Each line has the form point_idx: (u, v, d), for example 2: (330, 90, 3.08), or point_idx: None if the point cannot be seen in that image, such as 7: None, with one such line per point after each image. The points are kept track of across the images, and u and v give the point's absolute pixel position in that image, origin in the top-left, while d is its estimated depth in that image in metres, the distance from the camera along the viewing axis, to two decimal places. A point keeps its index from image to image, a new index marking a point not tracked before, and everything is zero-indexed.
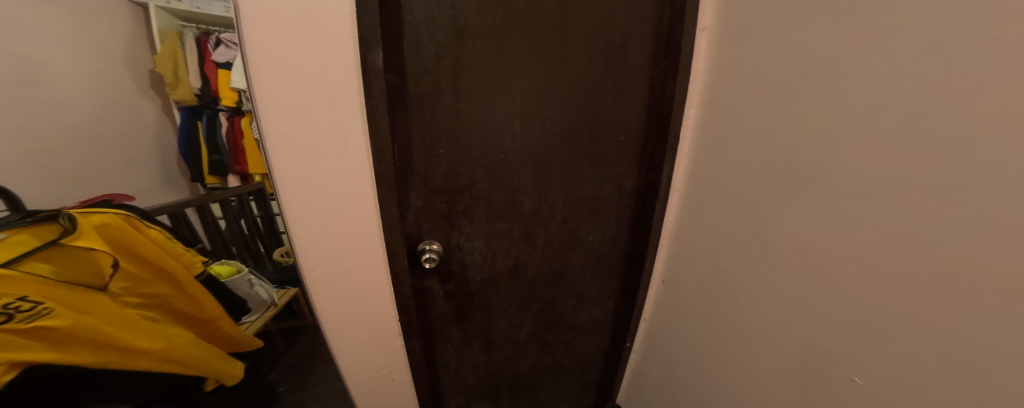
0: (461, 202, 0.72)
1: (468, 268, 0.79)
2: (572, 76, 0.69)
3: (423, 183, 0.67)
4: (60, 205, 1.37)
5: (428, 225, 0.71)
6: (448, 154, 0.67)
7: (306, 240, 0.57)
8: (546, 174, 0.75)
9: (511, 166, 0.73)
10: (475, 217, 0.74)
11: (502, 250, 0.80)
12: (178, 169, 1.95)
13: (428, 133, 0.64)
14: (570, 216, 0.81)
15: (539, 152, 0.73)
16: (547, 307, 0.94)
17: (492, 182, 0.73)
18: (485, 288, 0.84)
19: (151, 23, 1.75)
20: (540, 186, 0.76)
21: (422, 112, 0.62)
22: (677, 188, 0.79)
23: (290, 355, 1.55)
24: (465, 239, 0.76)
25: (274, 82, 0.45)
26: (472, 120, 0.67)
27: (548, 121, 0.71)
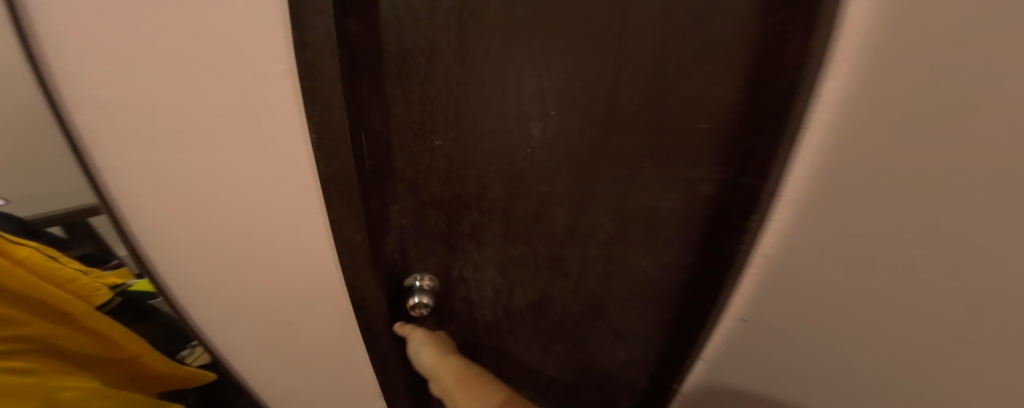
0: (466, 216, 0.53)
1: (471, 302, 0.61)
2: (633, 22, 0.41)
3: (410, 191, 0.49)
4: None
5: (417, 252, 0.54)
6: (444, 151, 0.47)
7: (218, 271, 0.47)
8: (586, 180, 0.52)
9: (538, 167, 0.50)
10: (483, 238, 0.55)
11: (519, 281, 0.59)
12: None
13: (411, 119, 0.43)
14: (612, 241, 0.58)
15: (578, 148, 0.50)
16: (576, 349, 0.73)
17: (510, 191, 0.51)
18: (498, 329, 0.64)
19: None
20: (576, 196, 0.53)
21: (406, 87, 0.42)
22: (788, 195, 0.37)
23: None
24: (469, 265, 0.57)
25: (154, 80, 0.33)
26: (479, 100, 0.45)
27: (595, 100, 0.46)
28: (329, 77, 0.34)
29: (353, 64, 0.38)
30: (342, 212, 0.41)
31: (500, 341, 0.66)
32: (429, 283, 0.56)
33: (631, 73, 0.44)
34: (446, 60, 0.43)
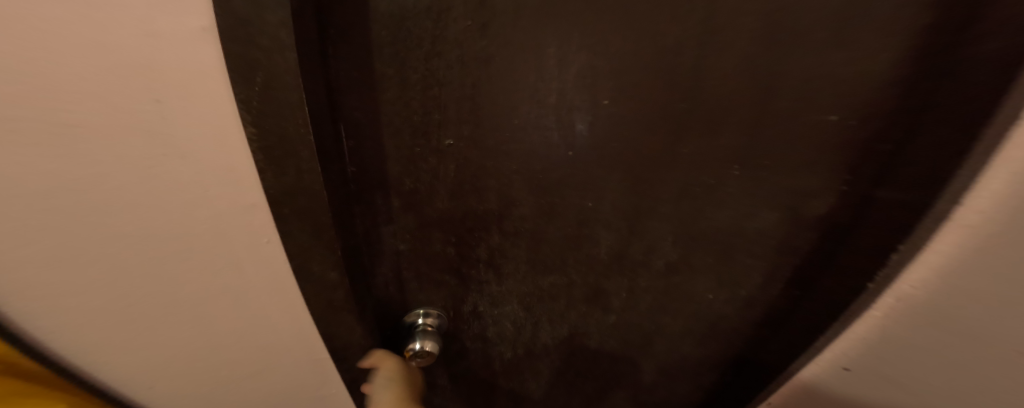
0: (482, 238, 0.40)
1: (484, 340, 0.49)
2: None
3: (408, 206, 0.38)
4: None
5: (420, 282, 0.43)
6: (457, 154, 0.35)
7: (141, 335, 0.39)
8: (647, 192, 0.39)
9: (582, 176, 0.37)
10: (503, 265, 0.43)
11: (548, 317, 0.47)
12: None
13: (410, 109, 0.32)
14: (671, 271, 0.45)
15: (640, 150, 0.36)
16: (607, 393, 0.60)
17: (541, 206, 0.39)
18: (518, 368, 0.53)
19: None
20: (632, 214, 0.40)
21: (404, 66, 0.30)
22: (951, 220, 0.26)
23: None
24: (484, 298, 0.45)
25: (14, 123, 0.23)
26: (505, 85, 0.32)
27: (671, 84, 0.32)
28: (275, 40, 0.21)
29: (305, 23, 0.24)
30: (309, 235, 0.30)
31: (522, 381, 0.55)
32: (434, 318, 0.45)
33: (742, 44, 0.29)
34: (453, 25, 0.29)
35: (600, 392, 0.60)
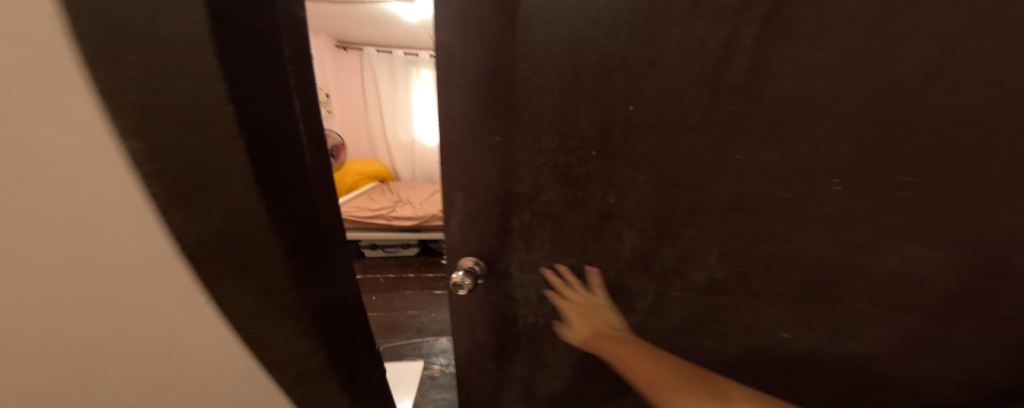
0: (516, 216, 0.49)
1: (510, 304, 0.56)
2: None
3: (466, 182, 0.49)
4: None
5: (472, 237, 0.52)
6: (504, 148, 0.45)
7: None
8: (680, 199, 0.40)
9: (618, 177, 0.42)
10: (534, 239, 0.50)
11: (575, 300, 0.51)
12: None
13: (480, 114, 0.44)
14: (710, 292, 0.43)
15: (678, 156, 0.39)
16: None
17: (569, 197, 0.45)
18: (538, 340, 0.57)
19: None
20: (671, 218, 0.42)
21: (479, 85, 0.42)
22: None
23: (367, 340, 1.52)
24: (516, 261, 0.52)
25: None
26: (550, 97, 0.41)
27: (718, 96, 0.35)
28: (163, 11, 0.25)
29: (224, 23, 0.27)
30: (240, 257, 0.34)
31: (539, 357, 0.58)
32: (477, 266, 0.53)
33: (796, 53, 0.32)
34: (512, 56, 0.40)
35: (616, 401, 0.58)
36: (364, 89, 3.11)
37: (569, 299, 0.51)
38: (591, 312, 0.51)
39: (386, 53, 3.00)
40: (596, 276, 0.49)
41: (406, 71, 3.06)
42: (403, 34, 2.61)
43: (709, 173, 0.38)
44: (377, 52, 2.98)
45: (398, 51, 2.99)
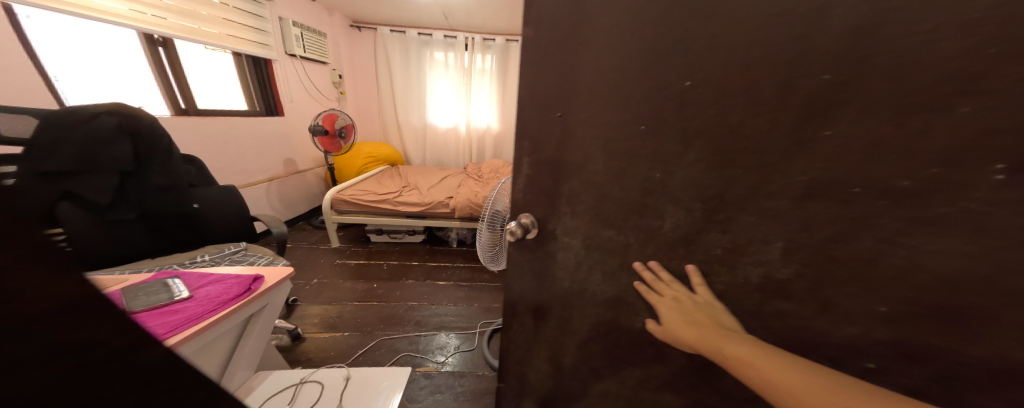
0: (566, 185, 0.47)
1: (548, 269, 0.54)
2: None
3: (525, 150, 0.50)
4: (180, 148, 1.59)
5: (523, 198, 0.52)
6: (564, 124, 0.44)
7: (195, 280, 0.60)
8: (740, 183, 0.34)
9: (668, 155, 0.38)
10: (579, 212, 0.47)
11: (609, 276, 0.48)
12: (248, 111, 2.01)
13: (544, 86, 0.45)
14: (766, 295, 0.37)
15: (743, 132, 0.33)
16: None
17: (614, 170, 0.42)
18: (568, 315, 0.55)
19: (258, 23, 1.94)
20: (728, 205, 0.36)
21: (546, 56, 0.43)
22: None
23: (374, 316, 1.46)
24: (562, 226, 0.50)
25: None
26: (613, 66, 0.39)
27: (802, 63, 0.29)
28: None
29: None
30: None
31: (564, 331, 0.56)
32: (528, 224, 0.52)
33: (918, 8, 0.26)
34: (581, 24, 0.40)
35: (640, 402, 0.51)
36: (376, 71, 2.88)
37: (660, 298, 0.43)
38: (693, 312, 0.40)
39: (400, 32, 2.73)
40: (697, 275, 0.41)
41: (421, 54, 2.79)
42: (415, 10, 2.37)
43: (779, 150, 0.32)
44: (389, 31, 2.72)
45: (410, 31, 2.70)
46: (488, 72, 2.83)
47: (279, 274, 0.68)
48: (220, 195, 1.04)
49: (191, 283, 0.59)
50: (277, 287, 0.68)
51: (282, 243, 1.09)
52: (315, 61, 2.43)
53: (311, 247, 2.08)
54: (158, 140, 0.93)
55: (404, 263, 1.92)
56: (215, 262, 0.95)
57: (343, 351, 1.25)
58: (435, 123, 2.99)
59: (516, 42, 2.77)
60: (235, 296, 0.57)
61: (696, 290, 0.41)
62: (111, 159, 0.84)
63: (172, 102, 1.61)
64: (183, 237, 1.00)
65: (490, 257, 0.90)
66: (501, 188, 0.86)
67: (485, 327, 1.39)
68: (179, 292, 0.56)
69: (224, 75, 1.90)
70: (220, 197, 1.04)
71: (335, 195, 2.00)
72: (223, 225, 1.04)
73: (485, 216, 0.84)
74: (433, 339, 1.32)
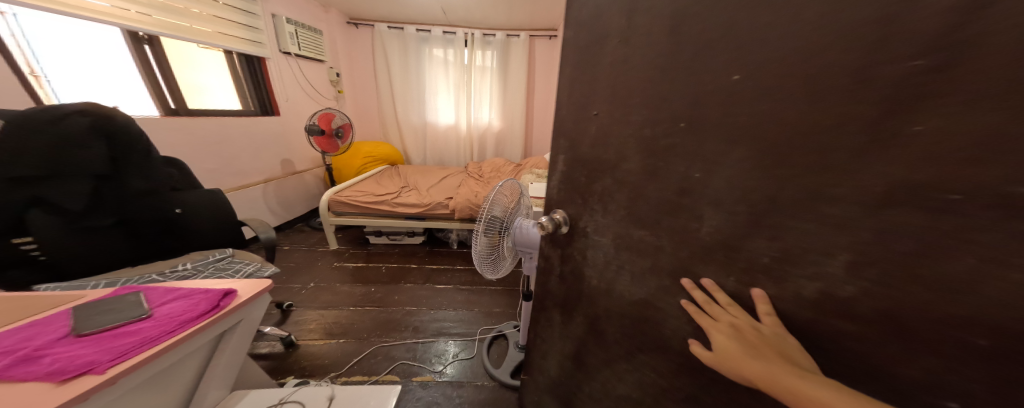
0: (599, 182, 0.49)
1: (581, 263, 0.57)
2: None
3: (563, 148, 0.55)
4: (169, 149, 1.55)
5: (563, 194, 0.56)
6: (598, 121, 0.46)
7: (162, 296, 0.55)
8: (794, 185, 0.29)
9: (708, 154, 0.35)
10: (612, 211, 0.48)
11: (639, 277, 0.47)
12: (243, 112, 1.98)
13: (585, 91, 0.48)
14: (820, 311, 0.31)
15: (800, 128, 0.28)
16: None
17: (648, 169, 0.41)
18: (596, 308, 0.56)
19: (249, 20, 1.88)
20: (778, 208, 0.31)
21: (588, 60, 0.46)
22: None
23: (373, 320, 1.41)
24: (593, 223, 0.52)
25: None
26: (649, 63, 0.38)
27: (883, 45, 0.24)
28: None
29: None
30: None
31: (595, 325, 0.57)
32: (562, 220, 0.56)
33: None
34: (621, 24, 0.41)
35: None
36: (374, 69, 2.82)
37: (713, 323, 0.37)
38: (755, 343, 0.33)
39: (398, 29, 2.67)
40: (767, 302, 0.34)
41: (420, 51, 2.72)
42: (412, 5, 2.30)
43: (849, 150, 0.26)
44: (387, 28, 2.66)
45: (408, 27, 2.63)
46: (489, 69, 2.76)
47: (256, 286, 0.62)
48: (202, 199, 0.99)
49: (156, 300, 0.54)
50: (254, 301, 0.62)
51: (272, 248, 1.03)
52: (312, 59, 2.38)
53: (309, 250, 2.02)
54: (135, 140, 0.88)
55: (402, 266, 1.86)
56: (197, 270, 0.90)
57: (338, 358, 1.20)
58: (435, 121, 2.93)
59: (515, 38, 2.70)
60: (202, 313, 0.52)
61: (761, 320, 0.34)
62: (85, 161, 0.81)
63: (161, 102, 1.57)
64: (164, 244, 0.97)
65: (488, 263, 0.83)
66: (500, 188, 0.80)
67: (486, 334, 1.33)
68: (142, 310, 0.51)
69: (212, 72, 1.83)
70: (203, 201, 0.99)
71: (332, 196, 1.93)
72: (206, 230, 1.00)
73: (482, 217, 0.78)
74: (434, 347, 1.27)
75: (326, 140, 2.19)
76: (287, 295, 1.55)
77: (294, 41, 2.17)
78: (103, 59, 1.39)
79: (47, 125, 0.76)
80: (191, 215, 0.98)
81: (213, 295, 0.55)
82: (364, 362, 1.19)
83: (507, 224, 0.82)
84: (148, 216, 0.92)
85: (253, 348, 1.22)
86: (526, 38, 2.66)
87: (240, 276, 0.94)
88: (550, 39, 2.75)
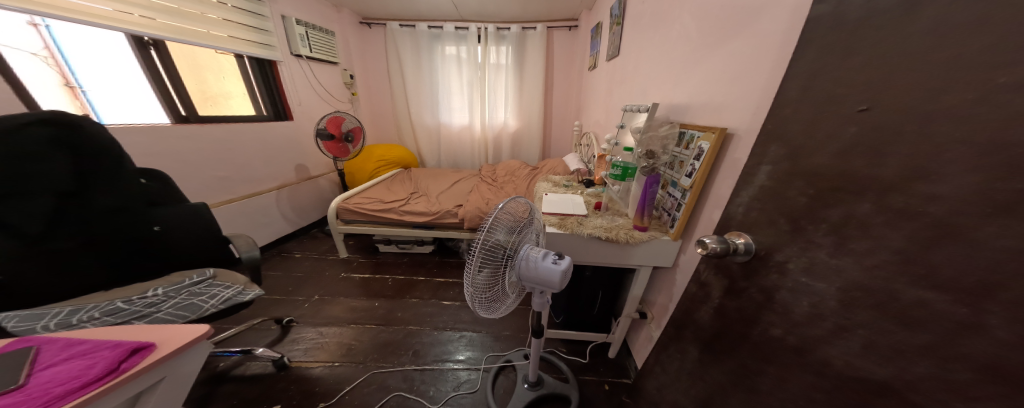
0: (800, 216, 0.38)
1: (743, 312, 0.46)
2: None
3: (752, 176, 0.47)
4: (179, 157, 1.52)
5: (760, 215, 0.44)
6: (809, 143, 0.38)
7: (55, 355, 0.49)
8: None
9: None
10: (864, 253, 0.31)
11: (885, 354, 0.29)
12: (255, 117, 1.94)
13: (803, 113, 0.40)
14: None
15: None
16: None
17: (985, 201, 0.25)
18: (744, 372, 0.44)
19: (261, 24, 1.85)
20: None
21: (815, 78, 0.39)
22: None
23: (372, 339, 1.28)
24: (804, 259, 0.37)
25: None
26: (927, 74, 0.28)
27: None
28: None
29: None
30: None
31: (755, 392, 0.41)
32: (743, 248, 0.45)
33: None
34: (872, 31, 0.33)
35: None
36: (388, 69, 2.74)
37: None
38: None
39: (409, 27, 2.56)
40: None
41: (432, 49, 2.60)
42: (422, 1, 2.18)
43: None
44: (399, 26, 2.55)
45: (419, 25, 2.52)
46: (504, 66, 2.59)
47: (187, 336, 0.55)
48: (183, 213, 0.93)
49: (46, 361, 0.48)
50: (185, 353, 0.56)
51: (256, 268, 0.92)
52: (324, 61, 2.32)
53: (318, 259, 1.95)
54: (106, 150, 0.84)
55: (408, 278, 1.72)
56: (168, 297, 0.83)
57: (330, 385, 1.09)
58: (449, 121, 2.81)
59: (531, 30, 2.52)
60: (90, 381, 0.44)
61: None
62: (45, 175, 0.76)
63: (171, 109, 1.55)
64: (139, 264, 0.90)
65: (483, 303, 0.65)
66: (501, 207, 0.62)
67: (493, 363, 1.16)
68: (16, 378, 0.45)
69: (225, 77, 1.83)
70: (185, 216, 0.93)
71: (340, 203, 1.83)
72: (186, 248, 0.94)
73: (476, 246, 0.59)
74: (446, 374, 1.12)
75: (336, 145, 2.11)
76: (288, 310, 1.46)
77: (307, 44, 2.13)
78: (127, 68, 1.44)
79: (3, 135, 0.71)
80: (173, 232, 0.92)
81: (118, 353, 0.48)
82: (356, 393, 1.06)
83: (509, 252, 0.65)
84: (126, 233, 0.87)
85: (243, 371, 1.13)
86: (543, 30, 2.47)
87: (217, 302, 0.85)
88: (570, 30, 2.54)
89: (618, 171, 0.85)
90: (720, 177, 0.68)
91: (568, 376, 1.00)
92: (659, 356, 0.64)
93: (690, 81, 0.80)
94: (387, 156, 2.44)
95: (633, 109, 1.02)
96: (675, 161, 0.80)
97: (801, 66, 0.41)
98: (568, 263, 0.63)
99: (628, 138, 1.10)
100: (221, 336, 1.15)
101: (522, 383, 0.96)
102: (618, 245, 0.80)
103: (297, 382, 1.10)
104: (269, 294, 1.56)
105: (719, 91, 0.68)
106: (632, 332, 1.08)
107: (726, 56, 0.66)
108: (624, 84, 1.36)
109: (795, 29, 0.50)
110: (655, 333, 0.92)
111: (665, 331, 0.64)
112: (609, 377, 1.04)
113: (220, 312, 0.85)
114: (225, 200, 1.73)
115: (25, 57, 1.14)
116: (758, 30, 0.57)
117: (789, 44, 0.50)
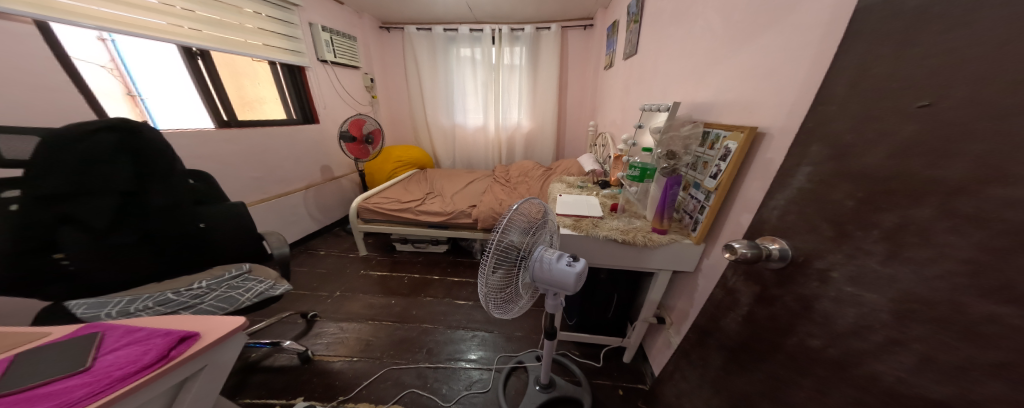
0: (846, 221, 0.36)
1: (776, 320, 0.44)
2: None
3: (790, 179, 0.45)
4: (219, 159, 1.60)
5: (799, 219, 0.42)
6: (857, 144, 0.36)
7: (117, 340, 0.52)
8: None
9: None
10: (924, 263, 0.29)
11: (946, 372, 0.27)
12: (287, 121, 2.03)
13: (851, 113, 0.37)
14: None
15: None
16: None
17: None
18: (777, 384, 0.41)
19: (291, 31, 1.92)
20: None
21: (864, 75, 0.37)
22: None
23: (388, 336, 1.31)
24: (850, 267, 0.35)
25: None
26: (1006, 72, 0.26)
27: None
28: None
29: None
30: None
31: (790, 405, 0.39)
32: (777, 253, 0.44)
33: None
34: (935, 24, 0.30)
35: None
36: (405, 72, 2.79)
37: None
38: None
39: (426, 30, 2.61)
40: None
41: (448, 51, 2.63)
42: (439, 4, 2.21)
43: None
44: (416, 30, 2.60)
45: (435, 27, 2.56)
46: (518, 66, 2.59)
47: (227, 326, 0.58)
48: (224, 212, 0.97)
49: (109, 345, 0.52)
50: (224, 343, 0.58)
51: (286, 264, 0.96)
52: (347, 65, 2.39)
53: (339, 256, 2.01)
54: (161, 153, 0.89)
55: (423, 277, 1.74)
56: (210, 289, 0.87)
57: (348, 381, 1.11)
58: (464, 122, 2.83)
59: (546, 31, 2.51)
60: (145, 366, 0.48)
61: None
62: (110, 177, 0.82)
63: (215, 115, 1.62)
64: (185, 259, 0.96)
65: (498, 303, 0.65)
66: (516, 208, 0.62)
67: (506, 364, 1.16)
68: (84, 361, 0.49)
69: (260, 83, 1.92)
70: (226, 215, 0.97)
71: (361, 203, 1.88)
72: (227, 245, 0.98)
73: (491, 246, 0.59)
74: (459, 373, 1.13)
75: (356, 146, 2.16)
76: (312, 305, 1.51)
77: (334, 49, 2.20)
78: (176, 76, 1.58)
79: (75, 140, 0.76)
80: (215, 230, 0.97)
81: (168, 341, 0.51)
82: (373, 389, 1.08)
83: (524, 254, 0.65)
84: (175, 231, 0.93)
85: (271, 362, 1.18)
86: (558, 30, 2.45)
87: (251, 295, 0.88)
88: (585, 29, 2.51)
89: (636, 172, 0.83)
90: (749, 179, 0.65)
91: (581, 380, 0.99)
92: (681, 363, 0.62)
93: (717, 77, 0.77)
94: (405, 156, 2.49)
95: (653, 109, 1.00)
96: (699, 162, 0.77)
97: (847, 62, 0.39)
98: (584, 265, 0.62)
99: (646, 139, 1.08)
100: (251, 328, 1.20)
101: (534, 385, 0.95)
102: (635, 248, 0.78)
103: (317, 375, 1.13)
104: (295, 289, 1.62)
105: (751, 88, 0.65)
106: (649, 337, 1.06)
107: (757, 51, 0.63)
108: (643, 82, 1.32)
109: (837, 22, 0.47)
110: (674, 339, 0.89)
111: (687, 337, 0.62)
112: (624, 382, 1.02)
113: (254, 305, 0.89)
114: (260, 200, 1.81)
115: (91, 68, 1.23)
116: (794, 24, 0.55)
117: (830, 38, 0.48)
